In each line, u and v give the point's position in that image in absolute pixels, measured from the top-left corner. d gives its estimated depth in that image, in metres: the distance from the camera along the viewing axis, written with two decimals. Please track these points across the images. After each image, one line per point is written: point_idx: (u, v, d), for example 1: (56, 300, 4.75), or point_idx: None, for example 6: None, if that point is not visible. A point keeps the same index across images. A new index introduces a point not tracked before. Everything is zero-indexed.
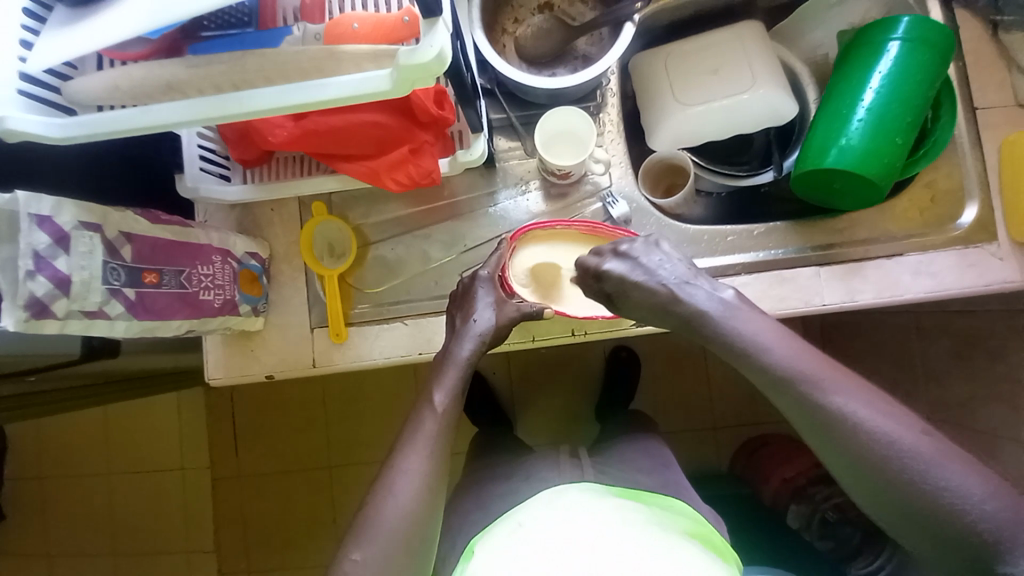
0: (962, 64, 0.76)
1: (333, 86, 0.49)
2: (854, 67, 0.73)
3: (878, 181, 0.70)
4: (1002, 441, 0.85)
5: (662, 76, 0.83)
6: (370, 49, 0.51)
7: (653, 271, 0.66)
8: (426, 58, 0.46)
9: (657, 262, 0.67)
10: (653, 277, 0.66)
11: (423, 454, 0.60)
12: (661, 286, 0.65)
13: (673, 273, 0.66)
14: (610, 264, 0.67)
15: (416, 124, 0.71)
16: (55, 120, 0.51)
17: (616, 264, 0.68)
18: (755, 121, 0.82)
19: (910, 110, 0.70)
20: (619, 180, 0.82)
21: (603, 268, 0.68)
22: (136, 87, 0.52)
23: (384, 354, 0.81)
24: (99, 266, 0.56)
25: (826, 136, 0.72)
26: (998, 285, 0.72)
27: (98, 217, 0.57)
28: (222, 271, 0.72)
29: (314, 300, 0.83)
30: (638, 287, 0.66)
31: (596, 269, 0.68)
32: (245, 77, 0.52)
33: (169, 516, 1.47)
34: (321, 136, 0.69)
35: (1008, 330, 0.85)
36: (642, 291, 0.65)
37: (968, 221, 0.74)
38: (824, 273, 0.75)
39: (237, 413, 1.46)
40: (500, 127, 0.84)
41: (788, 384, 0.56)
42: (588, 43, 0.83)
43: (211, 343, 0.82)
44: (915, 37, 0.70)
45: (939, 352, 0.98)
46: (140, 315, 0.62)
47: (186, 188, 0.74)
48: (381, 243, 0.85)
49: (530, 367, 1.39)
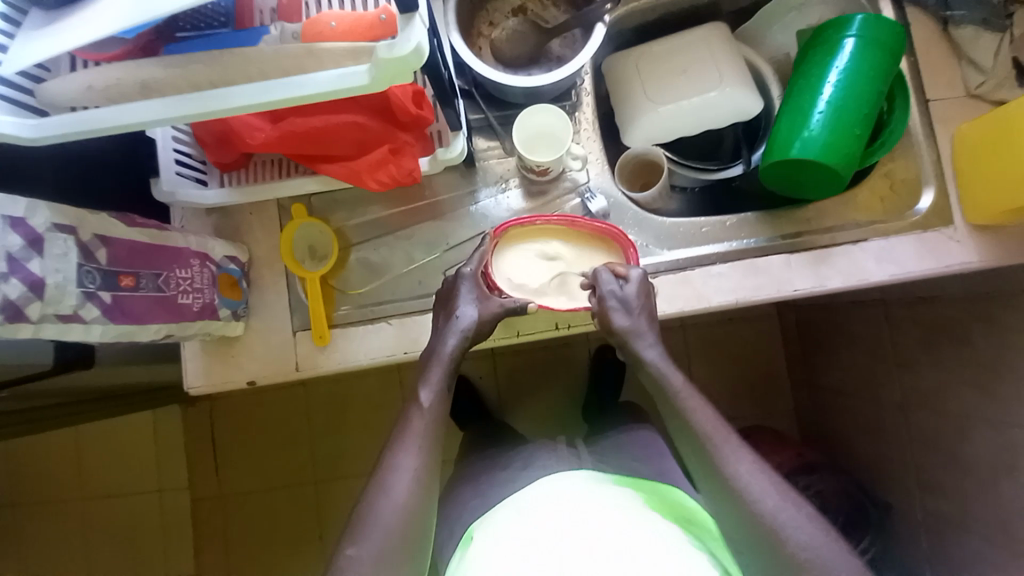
0: (914, 60, 0.80)
1: (312, 82, 0.50)
2: (814, 64, 0.77)
3: (840, 170, 0.74)
4: (972, 420, 0.89)
5: (634, 76, 0.86)
6: (348, 47, 0.52)
7: (634, 307, 0.70)
8: (405, 53, 0.47)
9: (635, 299, 0.70)
10: (630, 313, 0.70)
11: (414, 450, 0.60)
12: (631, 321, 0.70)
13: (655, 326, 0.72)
14: (605, 289, 0.71)
15: (395, 125, 0.72)
16: (28, 120, 0.51)
17: (611, 289, 0.71)
18: (723, 117, 0.86)
19: (866, 103, 0.74)
20: (597, 177, 0.85)
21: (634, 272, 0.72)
22: (109, 87, 0.52)
23: (369, 355, 0.81)
24: (73, 270, 0.55)
25: (789, 130, 0.76)
26: (956, 267, 0.76)
27: (73, 219, 0.56)
28: (200, 274, 0.71)
29: (295, 303, 0.82)
30: (614, 319, 0.70)
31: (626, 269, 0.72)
32: (222, 76, 0.52)
33: (145, 539, 1.42)
34: (298, 137, 0.70)
35: (969, 311, 0.89)
36: (618, 325, 0.70)
37: (926, 207, 0.78)
38: (794, 260, 0.78)
39: (217, 429, 1.43)
40: (479, 128, 0.86)
41: (705, 410, 0.65)
42: (562, 46, 0.85)
43: (189, 350, 0.80)
44: (868, 34, 0.74)
45: (906, 336, 1.03)
46: (117, 319, 0.60)
47: (162, 191, 0.73)
48: (363, 245, 0.85)
49: (516, 369, 1.40)
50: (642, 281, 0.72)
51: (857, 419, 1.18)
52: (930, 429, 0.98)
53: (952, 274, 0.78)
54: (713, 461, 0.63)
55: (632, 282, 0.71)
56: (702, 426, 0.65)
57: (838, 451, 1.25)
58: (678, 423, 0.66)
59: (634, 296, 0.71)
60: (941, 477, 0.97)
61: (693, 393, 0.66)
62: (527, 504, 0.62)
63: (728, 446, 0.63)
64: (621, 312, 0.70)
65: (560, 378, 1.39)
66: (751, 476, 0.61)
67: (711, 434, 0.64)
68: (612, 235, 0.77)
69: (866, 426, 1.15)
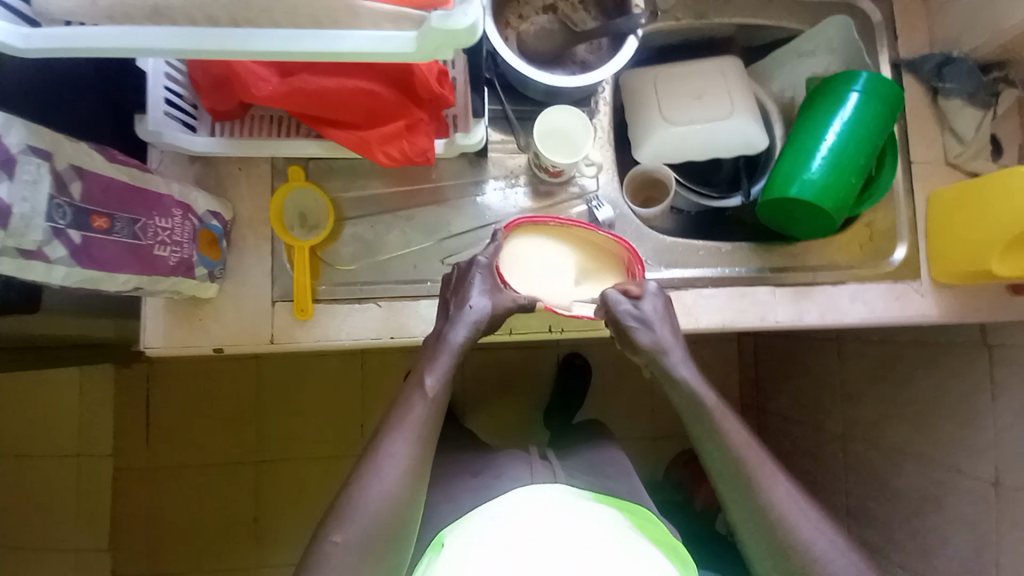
0: (905, 122, 0.87)
1: (351, 39, 0.48)
2: (819, 111, 0.81)
3: (833, 213, 0.79)
4: (903, 456, 1.04)
5: (652, 93, 0.87)
6: (391, 9, 0.48)
7: (652, 323, 0.69)
8: (458, 28, 0.45)
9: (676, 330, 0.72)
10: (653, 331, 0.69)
11: (408, 439, 0.57)
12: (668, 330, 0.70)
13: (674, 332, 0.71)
14: (620, 308, 0.69)
15: (413, 101, 0.69)
16: (22, 30, 0.47)
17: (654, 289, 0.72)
18: (729, 147, 0.89)
19: (863, 155, 0.79)
20: (606, 185, 0.85)
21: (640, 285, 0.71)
22: (115, 5, 0.46)
23: (352, 336, 0.77)
24: (43, 201, 0.49)
25: (790, 170, 0.80)
26: (919, 317, 0.84)
27: (49, 144, 0.50)
28: (181, 227, 0.65)
29: (278, 271, 0.77)
30: (637, 337, 0.68)
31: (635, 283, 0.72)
32: (246, 14, 0.47)
33: (51, 510, 1.28)
34: (307, 96, 0.65)
35: (916, 359, 1.02)
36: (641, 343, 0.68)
37: (899, 258, 0.85)
38: (779, 292, 0.82)
39: (153, 396, 1.32)
40: (495, 119, 0.84)
41: (714, 418, 0.67)
42: (587, 51, 0.84)
43: (152, 308, 0.74)
44: (871, 91, 0.79)
45: (854, 376, 1.16)
46: (85, 263, 0.54)
47: (147, 131, 0.67)
48: (358, 220, 0.81)
49: (484, 369, 1.38)
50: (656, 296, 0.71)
51: (801, 448, 1.32)
52: (865, 463, 1.14)
53: (913, 322, 0.86)
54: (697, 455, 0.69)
55: (646, 297, 0.70)
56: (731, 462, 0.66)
57: None
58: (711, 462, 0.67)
59: (653, 314, 0.70)
60: (870, 509, 1.12)
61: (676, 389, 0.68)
62: (505, 507, 0.62)
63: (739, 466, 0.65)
64: (642, 330, 0.69)
65: (528, 381, 1.40)
66: (780, 500, 0.64)
67: (752, 468, 0.65)
68: (629, 247, 0.75)
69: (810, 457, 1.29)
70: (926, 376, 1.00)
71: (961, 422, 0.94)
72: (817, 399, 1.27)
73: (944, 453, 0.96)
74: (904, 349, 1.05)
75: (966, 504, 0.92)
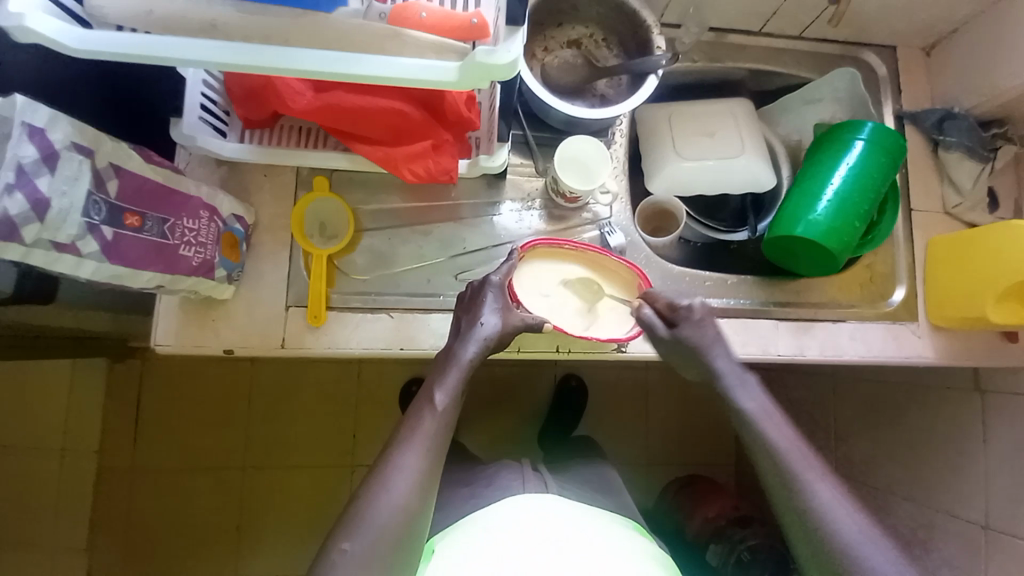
0: (906, 172, 0.91)
1: (393, 66, 0.50)
2: (825, 156, 0.85)
3: (836, 253, 0.81)
4: (896, 498, 1.06)
5: (666, 129, 0.91)
6: (436, 40, 0.52)
7: (696, 346, 0.69)
8: (502, 61, 0.48)
9: (701, 332, 0.70)
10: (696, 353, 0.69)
11: (418, 451, 0.58)
12: (698, 351, 0.69)
13: (701, 337, 0.69)
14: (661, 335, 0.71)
15: (441, 122, 0.71)
16: (74, 30, 0.47)
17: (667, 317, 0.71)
18: (739, 185, 0.92)
19: (866, 201, 0.82)
20: (618, 214, 0.88)
21: (651, 320, 0.71)
22: (174, 17, 0.49)
23: (362, 344, 0.78)
24: (81, 196, 0.51)
25: (795, 210, 0.83)
26: (916, 359, 0.86)
27: (91, 141, 0.52)
28: (207, 228, 0.67)
29: (293, 277, 0.78)
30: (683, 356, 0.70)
31: (646, 316, 0.72)
32: (300, 36, 0.50)
33: (30, 506, 1.25)
34: (341, 111, 0.67)
35: (908, 400, 1.05)
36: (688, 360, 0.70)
37: (897, 300, 0.87)
38: (781, 326, 0.84)
39: (144, 393, 1.30)
40: (515, 143, 0.87)
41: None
42: (607, 86, 0.88)
43: (165, 306, 0.74)
44: (875, 141, 0.83)
45: (848, 414, 1.18)
46: (114, 259, 0.55)
47: (181, 134, 0.68)
48: (376, 231, 0.83)
49: (481, 386, 1.38)
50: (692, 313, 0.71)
51: None
52: None
53: (910, 363, 0.88)
54: None
55: (681, 319, 0.71)
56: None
57: (768, 508, 1.35)
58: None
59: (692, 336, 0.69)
60: None
61: None
62: (499, 516, 0.62)
63: None
64: (686, 350, 0.69)
65: (524, 400, 1.40)
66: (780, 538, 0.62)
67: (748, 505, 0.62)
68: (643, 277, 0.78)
69: None
70: (919, 416, 1.02)
71: (953, 466, 0.95)
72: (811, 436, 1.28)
73: (937, 495, 0.98)
74: (896, 390, 1.07)
75: (955, 547, 0.93)
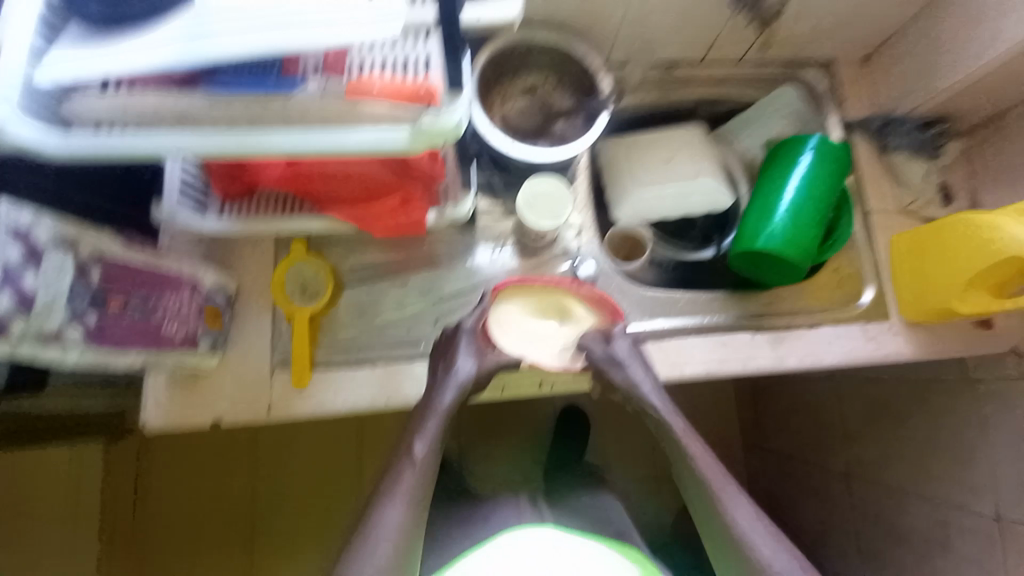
0: (858, 178, 0.95)
1: (355, 138, 0.55)
2: (776, 172, 0.89)
3: (798, 262, 0.84)
4: (908, 498, 1.04)
5: (625, 160, 0.96)
6: (389, 111, 0.55)
7: (625, 363, 0.72)
8: (448, 124, 0.54)
9: (627, 356, 0.73)
10: (626, 369, 0.72)
11: (400, 506, 0.59)
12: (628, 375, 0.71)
13: (628, 361, 0.72)
14: (594, 350, 0.72)
15: (408, 179, 0.75)
16: (54, 134, 0.50)
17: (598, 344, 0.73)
18: (700, 205, 0.96)
19: (819, 209, 0.86)
20: (587, 245, 0.92)
21: (586, 346, 0.73)
22: (145, 113, 0.52)
23: (349, 399, 0.79)
24: (64, 288, 0.54)
25: (755, 224, 0.86)
26: (895, 356, 0.87)
27: (73, 235, 0.55)
28: (188, 302, 0.69)
29: (278, 340, 0.80)
30: (612, 376, 0.71)
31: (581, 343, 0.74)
32: (264, 119, 0.54)
33: None
34: (312, 177, 0.71)
35: (905, 397, 1.05)
36: (617, 382, 0.71)
37: (867, 301, 0.90)
38: (758, 338, 0.86)
39: (144, 467, 1.30)
40: (482, 189, 0.91)
41: (695, 450, 0.68)
42: (564, 126, 0.93)
43: (152, 385, 0.76)
44: (820, 152, 0.87)
45: (852, 416, 1.18)
46: (98, 343, 0.58)
47: (162, 214, 0.71)
48: (357, 285, 0.85)
49: (481, 424, 1.38)
50: (628, 338, 0.75)
51: (805, 491, 1.32)
52: (871, 504, 1.13)
53: (891, 361, 0.89)
54: (702, 509, 0.65)
55: (618, 338, 0.74)
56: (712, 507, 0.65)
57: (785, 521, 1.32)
58: (703, 500, 0.65)
59: (624, 353, 0.73)
60: (880, 553, 1.11)
61: (668, 436, 0.69)
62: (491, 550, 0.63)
63: (720, 503, 0.65)
64: (616, 369, 0.72)
65: (525, 434, 1.39)
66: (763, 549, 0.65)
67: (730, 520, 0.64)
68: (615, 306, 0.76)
69: (813, 501, 1.29)
70: (918, 412, 1.02)
71: (957, 460, 0.95)
72: (819, 442, 1.27)
73: (946, 490, 0.97)
74: (893, 387, 1.07)
75: (971, 544, 0.92)
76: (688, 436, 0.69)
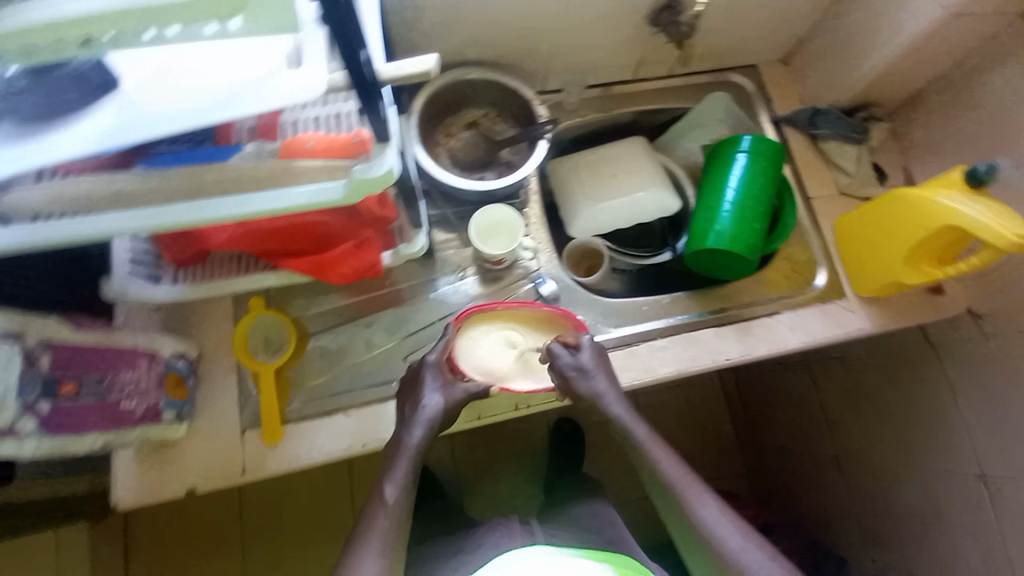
0: (795, 167, 1.00)
1: (291, 197, 0.54)
2: (714, 173, 0.93)
3: (747, 256, 0.87)
4: (896, 470, 1.06)
5: (574, 178, 0.98)
6: (325, 164, 0.57)
7: (591, 372, 0.73)
8: (378, 174, 0.53)
9: (591, 364, 0.73)
10: (591, 380, 0.72)
11: (376, 554, 0.59)
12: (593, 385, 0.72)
13: (592, 369, 0.73)
14: (561, 361, 0.72)
15: (360, 223, 0.77)
16: None
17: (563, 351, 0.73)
18: (650, 212, 0.99)
19: (760, 202, 0.89)
20: (547, 264, 0.93)
21: (552, 356, 0.73)
22: (81, 197, 0.53)
23: (326, 448, 0.78)
24: (13, 380, 0.53)
25: (703, 226, 0.89)
26: (855, 332, 0.90)
27: (17, 325, 0.54)
28: (147, 374, 0.69)
29: (246, 400, 0.79)
30: (578, 387, 0.72)
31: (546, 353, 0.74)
32: (200, 188, 0.55)
33: None
34: (262, 235, 0.72)
35: (876, 370, 1.08)
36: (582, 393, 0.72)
37: (822, 283, 0.93)
38: (722, 333, 0.88)
39: (129, 547, 1.25)
40: (438, 222, 0.93)
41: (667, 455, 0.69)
42: (511, 154, 0.96)
43: (120, 461, 0.74)
44: (755, 151, 0.91)
45: (832, 395, 1.20)
46: (53, 431, 0.57)
47: (113, 291, 0.73)
48: (323, 333, 0.85)
49: (473, 452, 1.36)
50: (593, 346, 0.75)
51: (801, 476, 1.32)
52: (865, 481, 1.14)
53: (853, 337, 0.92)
54: (683, 514, 0.66)
55: (583, 348, 0.74)
56: (695, 511, 0.65)
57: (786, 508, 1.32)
58: (683, 503, 0.66)
59: (589, 362, 0.73)
60: (880, 528, 1.11)
61: (641, 444, 0.70)
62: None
63: (688, 505, 0.66)
64: (582, 379, 0.72)
65: (518, 457, 1.38)
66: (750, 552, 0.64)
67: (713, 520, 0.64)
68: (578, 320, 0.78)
69: (810, 484, 1.29)
70: (891, 383, 1.05)
71: (934, 426, 0.97)
72: (806, 425, 1.28)
73: (929, 458, 0.99)
74: (865, 361, 1.10)
75: (965, 510, 0.93)
76: (652, 442, 0.70)
